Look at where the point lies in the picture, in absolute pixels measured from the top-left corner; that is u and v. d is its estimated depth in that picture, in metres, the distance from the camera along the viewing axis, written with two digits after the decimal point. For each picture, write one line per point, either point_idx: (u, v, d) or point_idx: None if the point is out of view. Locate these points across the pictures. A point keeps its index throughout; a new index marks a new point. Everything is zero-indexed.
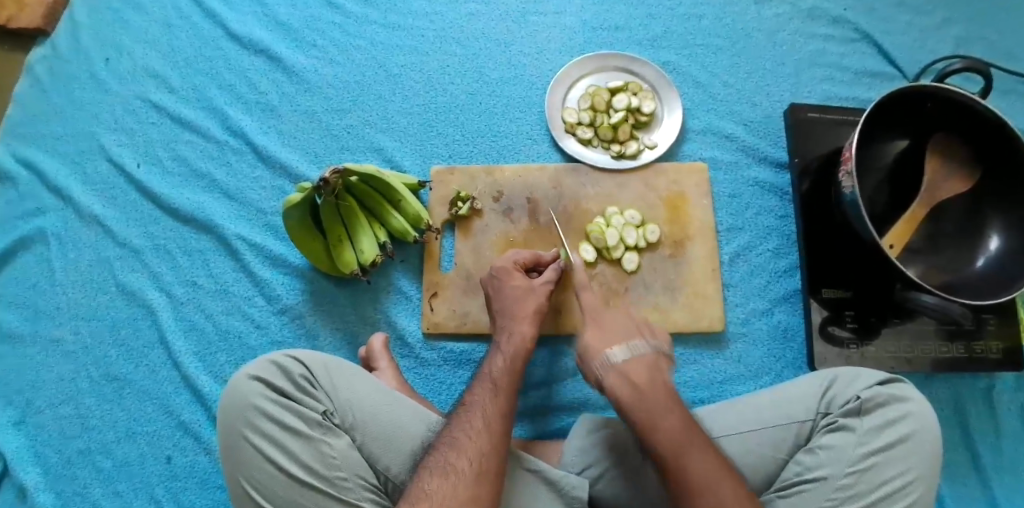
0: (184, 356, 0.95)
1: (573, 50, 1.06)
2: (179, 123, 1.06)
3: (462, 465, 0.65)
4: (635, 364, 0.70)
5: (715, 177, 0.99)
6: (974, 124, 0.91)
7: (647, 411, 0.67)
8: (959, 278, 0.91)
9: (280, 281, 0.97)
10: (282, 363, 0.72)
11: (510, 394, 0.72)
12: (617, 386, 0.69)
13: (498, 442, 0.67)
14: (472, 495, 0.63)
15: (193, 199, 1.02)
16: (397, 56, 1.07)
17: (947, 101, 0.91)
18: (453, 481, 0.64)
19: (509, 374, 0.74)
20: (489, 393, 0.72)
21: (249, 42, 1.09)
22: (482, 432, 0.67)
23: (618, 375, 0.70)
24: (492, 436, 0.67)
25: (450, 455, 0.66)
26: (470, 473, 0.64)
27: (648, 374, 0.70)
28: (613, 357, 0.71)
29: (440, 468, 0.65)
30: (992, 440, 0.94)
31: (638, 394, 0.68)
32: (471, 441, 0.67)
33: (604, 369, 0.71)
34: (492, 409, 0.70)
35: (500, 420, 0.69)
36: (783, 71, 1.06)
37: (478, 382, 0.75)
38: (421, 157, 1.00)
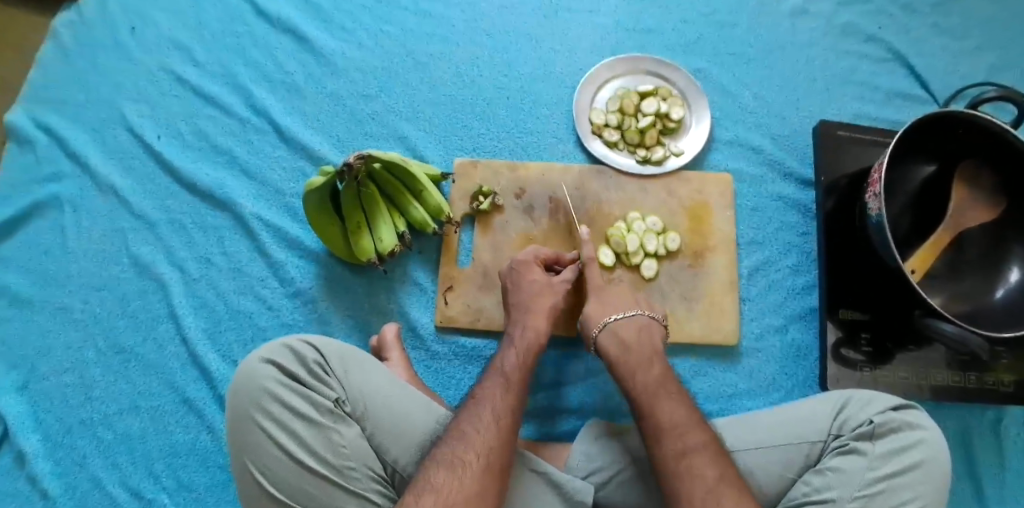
0: (194, 333, 0.94)
1: (604, 50, 1.05)
2: (202, 97, 1.05)
3: (469, 459, 0.64)
4: (628, 324, 0.79)
5: (740, 189, 0.98)
6: (1002, 153, 0.91)
7: (632, 365, 0.75)
8: (977, 308, 0.90)
9: (295, 263, 0.96)
10: (296, 348, 0.71)
11: (520, 394, 0.72)
12: (610, 345, 0.78)
13: (506, 440, 0.67)
14: (477, 489, 0.63)
15: (211, 175, 1.01)
16: (425, 45, 1.05)
17: (978, 129, 0.90)
18: (459, 473, 0.63)
19: (523, 372, 0.74)
20: (501, 387, 0.72)
21: (277, 20, 1.08)
22: (493, 426, 0.67)
23: (610, 332, 0.79)
24: (503, 435, 0.67)
25: (456, 446, 0.66)
26: (479, 468, 0.64)
27: (642, 361, 0.75)
28: (606, 317, 0.80)
29: (447, 460, 0.64)
30: (997, 473, 0.94)
31: (626, 350, 0.77)
32: (482, 434, 0.67)
33: (599, 329, 0.80)
34: (502, 404, 0.70)
35: (510, 420, 0.69)
36: (813, 88, 1.05)
37: (489, 375, 0.74)
38: (444, 149, 0.99)
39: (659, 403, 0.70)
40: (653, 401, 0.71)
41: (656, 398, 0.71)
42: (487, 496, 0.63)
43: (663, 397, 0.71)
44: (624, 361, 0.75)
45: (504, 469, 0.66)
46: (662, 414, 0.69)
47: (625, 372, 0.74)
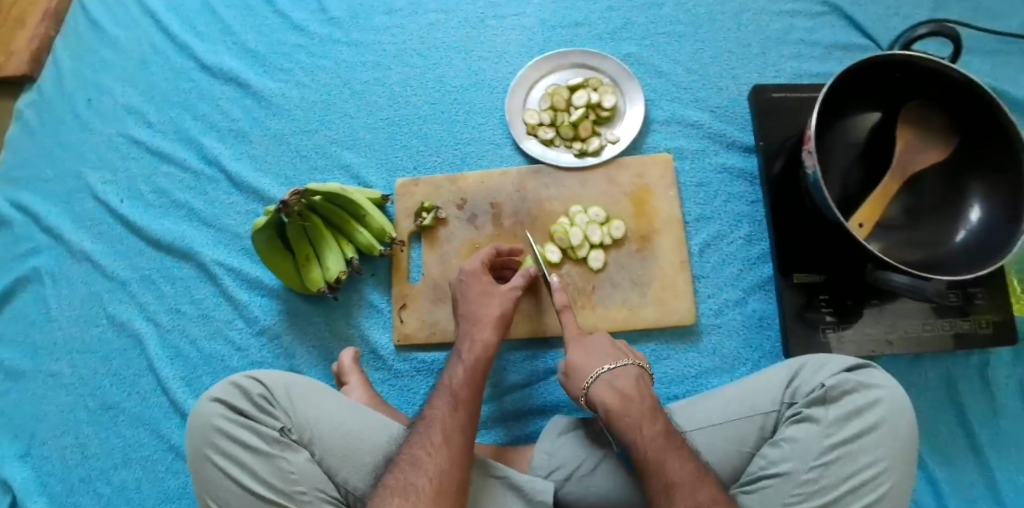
0: (172, 381, 0.98)
1: (532, 51, 1.05)
2: (158, 156, 1.10)
3: (422, 483, 0.65)
4: (624, 375, 0.75)
5: (681, 167, 0.97)
6: (946, 89, 0.86)
7: (631, 416, 0.70)
8: (939, 254, 0.87)
9: (258, 302, 0.99)
10: (241, 384, 0.77)
11: (469, 409, 0.73)
12: (608, 396, 0.73)
13: (457, 459, 0.68)
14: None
15: (173, 228, 1.05)
16: (359, 73, 1.08)
17: (915, 70, 0.86)
18: (414, 499, 0.64)
19: (471, 387, 0.75)
20: (450, 405, 0.73)
21: (219, 72, 1.12)
22: (443, 448, 0.68)
23: (609, 384, 0.74)
24: (452, 453, 0.68)
25: (407, 471, 0.67)
26: (432, 493, 0.65)
27: (614, 386, 0.73)
28: (599, 368, 0.76)
29: (400, 488, 0.65)
30: (991, 421, 0.90)
31: (628, 401, 0.71)
32: (431, 456, 0.68)
33: (592, 381, 0.75)
34: (451, 423, 0.71)
35: (457, 439, 0.69)
36: (749, 53, 1.02)
37: (437, 395, 0.75)
38: (386, 172, 1.01)
39: (637, 427, 0.69)
40: (632, 423, 0.69)
41: (635, 424, 0.69)
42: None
43: (640, 422, 0.69)
44: (604, 388, 0.74)
45: (457, 490, 0.67)
46: (645, 437, 0.68)
47: (608, 395, 0.73)
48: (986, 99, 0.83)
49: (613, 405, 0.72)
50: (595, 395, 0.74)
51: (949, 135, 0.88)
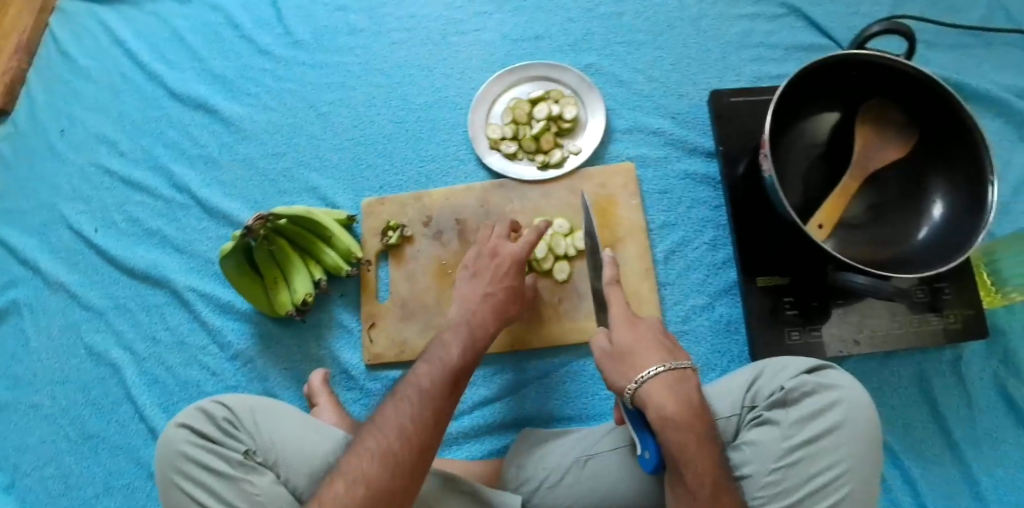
0: (149, 408, 0.99)
1: (494, 65, 1.06)
2: (131, 185, 1.11)
3: (373, 477, 0.63)
4: (690, 386, 0.69)
5: (644, 175, 0.97)
6: (903, 85, 0.84)
7: (693, 440, 0.66)
8: (901, 253, 0.85)
9: (231, 327, 1.00)
10: (207, 408, 0.78)
11: (440, 402, 0.69)
12: (670, 407, 0.67)
13: (416, 458, 0.65)
14: (373, 500, 0.62)
15: (147, 256, 1.06)
16: (325, 95, 1.09)
17: (870, 67, 0.84)
18: (359, 492, 0.62)
19: (448, 381, 0.71)
20: (422, 398, 0.68)
21: (188, 99, 1.13)
22: (404, 446, 0.65)
23: (674, 395, 0.68)
24: (409, 449, 0.65)
25: (362, 462, 0.64)
26: (379, 487, 0.62)
27: (675, 395, 0.68)
28: (659, 371, 0.69)
29: (350, 478, 0.63)
30: (965, 415, 0.88)
31: (692, 419, 0.66)
32: (388, 449, 0.64)
33: (646, 382, 0.68)
34: (417, 416, 0.67)
35: (420, 436, 0.66)
36: (709, 58, 1.02)
37: (404, 388, 0.70)
38: (353, 192, 1.02)
39: (699, 451, 0.65)
40: (692, 443, 0.65)
41: (695, 446, 0.65)
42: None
43: (699, 446, 0.66)
44: (666, 393, 0.68)
45: (407, 487, 0.64)
46: (703, 463, 0.65)
47: (672, 404, 0.67)
48: (942, 94, 0.80)
49: (678, 418, 0.66)
50: (653, 401, 0.67)
51: (913, 137, 0.85)
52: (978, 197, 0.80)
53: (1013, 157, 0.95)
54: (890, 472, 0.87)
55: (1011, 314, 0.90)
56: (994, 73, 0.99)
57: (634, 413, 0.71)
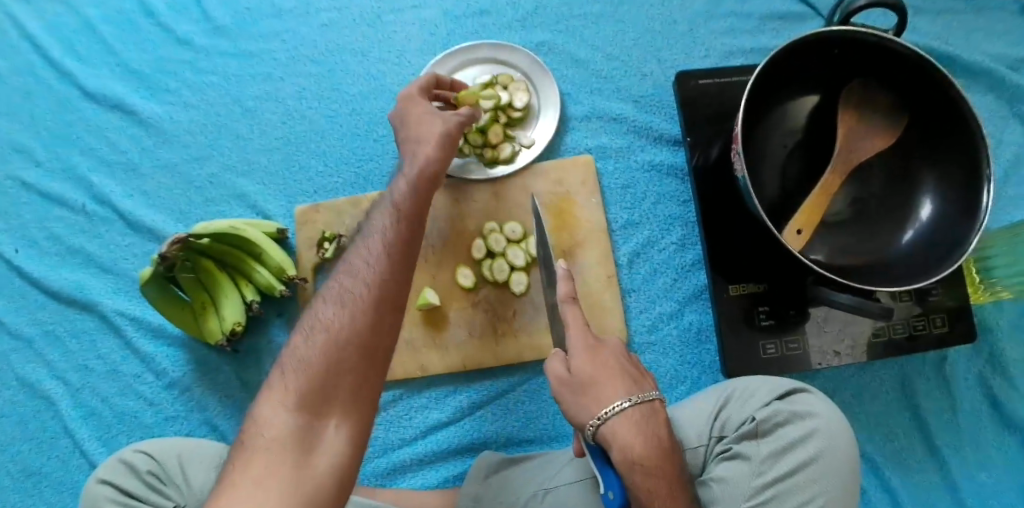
0: (88, 443, 0.91)
1: (434, 48, 0.96)
2: (48, 199, 0.99)
3: (338, 325, 0.53)
4: (654, 420, 0.60)
5: (604, 168, 0.88)
6: (892, 65, 0.70)
7: (662, 482, 0.58)
8: (882, 259, 0.72)
9: (164, 353, 0.92)
10: (130, 461, 0.72)
11: (405, 241, 0.57)
12: (637, 446, 0.57)
13: (381, 299, 0.54)
14: (333, 351, 0.52)
15: (71, 277, 0.97)
16: (250, 88, 0.98)
17: (856, 44, 0.70)
18: (320, 340, 0.53)
19: (413, 201, 0.61)
20: (387, 224, 0.58)
21: (102, 97, 1.01)
22: (362, 281, 0.55)
23: (638, 431, 0.58)
24: (372, 288, 0.54)
25: (337, 290, 0.55)
26: (344, 336, 0.53)
27: (642, 434, 0.58)
28: (621, 404, 0.58)
29: (309, 328, 0.54)
30: (950, 419, 0.82)
31: (660, 457, 0.58)
32: (358, 286, 0.55)
33: (602, 421, 0.58)
34: (376, 252, 0.56)
35: (385, 277, 0.55)
36: (674, 31, 0.91)
37: (377, 215, 0.60)
38: (285, 199, 0.94)
39: (666, 495, 0.58)
40: (663, 488, 0.58)
41: (666, 493, 0.58)
42: (349, 364, 0.52)
43: (668, 490, 0.58)
44: (633, 432, 0.58)
45: (377, 334, 0.54)
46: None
47: (640, 445, 0.57)
48: (939, 77, 0.67)
49: (648, 463, 0.57)
50: (611, 440, 0.57)
51: (901, 129, 0.72)
52: (973, 204, 0.68)
53: (1004, 135, 0.86)
54: (869, 482, 0.81)
55: (1000, 309, 0.83)
56: (987, 40, 0.88)
57: (594, 446, 0.59)
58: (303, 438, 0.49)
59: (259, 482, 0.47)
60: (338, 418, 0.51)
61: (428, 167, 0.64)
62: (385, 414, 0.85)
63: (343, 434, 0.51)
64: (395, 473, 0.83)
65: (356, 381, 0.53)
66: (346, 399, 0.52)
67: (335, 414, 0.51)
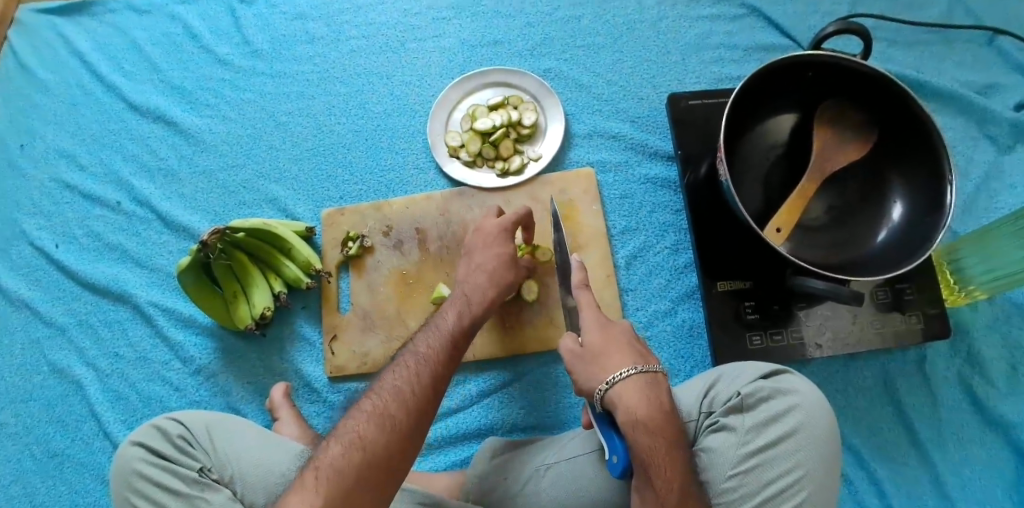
0: (113, 425, 0.96)
1: (453, 71, 1.06)
2: (91, 200, 1.08)
3: (369, 439, 0.61)
4: (656, 389, 0.65)
5: (604, 180, 0.97)
6: (862, 85, 0.80)
7: (663, 446, 0.62)
8: (856, 257, 0.81)
9: (192, 342, 0.99)
10: (162, 426, 0.77)
11: (433, 384, 0.66)
12: (637, 408, 0.63)
13: (413, 421, 0.63)
14: (367, 463, 0.60)
15: (107, 271, 1.04)
16: (283, 105, 1.09)
17: (828, 68, 0.80)
18: (355, 457, 0.60)
19: (446, 354, 0.69)
20: (419, 366, 0.67)
21: (147, 110, 1.11)
22: (399, 405, 0.63)
23: (642, 396, 0.64)
24: (407, 413, 0.63)
25: (360, 417, 0.63)
26: (373, 454, 0.60)
27: (648, 398, 0.64)
28: (625, 370, 0.65)
29: (347, 439, 0.61)
30: (929, 413, 0.88)
31: (661, 420, 0.63)
32: (384, 411, 0.62)
33: (609, 387, 0.65)
34: (408, 401, 0.64)
35: (418, 399, 0.64)
36: (669, 60, 1.02)
37: (404, 356, 0.69)
38: (312, 203, 1.03)
39: (667, 457, 0.62)
40: (662, 449, 0.62)
41: (666, 454, 0.62)
42: (383, 442, 0.61)
43: (669, 453, 0.62)
44: (638, 397, 0.64)
45: (411, 415, 0.63)
46: (669, 472, 0.61)
47: (643, 408, 0.63)
48: (902, 94, 0.76)
49: (651, 423, 0.63)
50: (619, 402, 0.64)
51: (873, 140, 0.81)
52: (938, 203, 0.76)
53: (974, 154, 0.95)
54: (856, 473, 0.86)
55: (974, 311, 0.90)
56: (951, 73, 0.99)
57: (602, 414, 0.67)
58: None
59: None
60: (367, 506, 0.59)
61: (464, 325, 0.73)
62: None
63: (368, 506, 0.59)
64: None
65: (392, 440, 0.61)
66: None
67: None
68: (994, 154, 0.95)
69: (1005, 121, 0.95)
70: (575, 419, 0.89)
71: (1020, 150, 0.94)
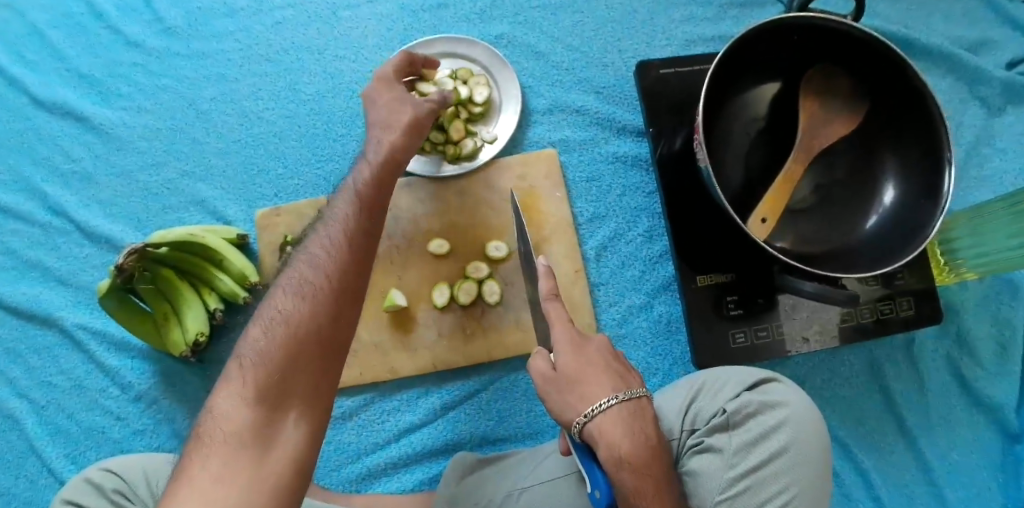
0: (55, 461, 0.89)
1: (392, 42, 0.93)
2: (1, 211, 0.96)
3: (295, 316, 0.52)
4: (639, 418, 0.59)
5: (569, 162, 0.87)
6: (853, 51, 0.69)
7: (649, 483, 0.57)
8: (843, 247, 0.72)
9: (129, 366, 0.90)
10: (95, 480, 0.71)
11: (354, 251, 0.56)
12: (623, 443, 0.57)
13: (343, 291, 0.54)
14: (293, 346, 0.51)
15: (28, 293, 0.93)
16: (204, 90, 0.96)
17: (816, 31, 0.69)
18: (279, 334, 0.51)
19: (367, 212, 0.59)
20: (342, 230, 0.57)
21: (53, 105, 0.97)
22: (325, 274, 0.54)
23: (626, 429, 0.58)
24: (334, 284, 0.54)
25: (282, 296, 0.53)
26: (301, 329, 0.51)
27: (630, 431, 0.58)
28: (606, 400, 0.58)
29: (268, 320, 0.52)
30: (918, 398, 0.82)
31: (647, 452, 0.58)
32: (310, 283, 0.53)
33: (585, 422, 0.58)
34: (328, 267, 0.54)
35: (345, 266, 0.55)
36: (634, 20, 0.90)
37: (319, 226, 0.59)
38: (244, 203, 0.92)
39: (653, 496, 0.57)
40: (647, 488, 0.57)
41: (653, 493, 0.57)
42: (316, 324, 0.52)
43: (655, 490, 0.58)
44: (620, 430, 0.57)
45: (344, 287, 0.54)
46: None
47: (626, 444, 0.57)
48: (898, 62, 0.66)
49: (634, 461, 0.57)
50: (598, 439, 0.57)
51: (864, 114, 0.71)
52: (933, 188, 0.67)
53: (965, 117, 0.86)
54: (843, 466, 0.81)
55: (963, 289, 0.84)
56: (947, 22, 0.88)
57: (580, 445, 0.59)
58: (261, 430, 0.47)
59: (229, 450, 0.45)
60: (298, 410, 0.49)
61: (385, 179, 0.62)
62: (358, 419, 0.84)
63: (301, 429, 0.48)
64: (371, 477, 0.82)
65: (326, 318, 0.52)
66: (305, 390, 0.50)
67: (295, 409, 0.49)
68: (986, 117, 0.86)
69: (996, 80, 0.85)
70: (549, 429, 0.83)
71: (1011, 113, 0.85)
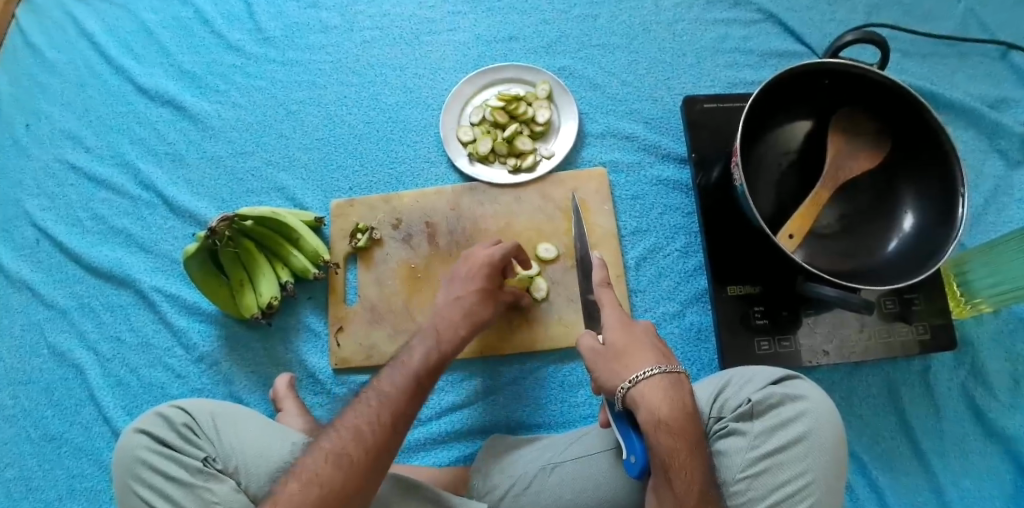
0: (113, 411, 0.95)
1: (467, 65, 1.06)
2: (95, 182, 1.07)
3: (326, 476, 0.60)
4: (678, 392, 0.64)
5: (616, 180, 0.97)
6: (876, 96, 0.80)
7: (687, 449, 0.62)
8: (866, 266, 0.81)
9: (196, 328, 0.98)
10: (167, 414, 0.77)
11: (392, 423, 0.65)
12: (661, 407, 0.62)
13: (373, 459, 0.62)
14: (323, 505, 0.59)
15: (111, 255, 1.03)
16: (294, 93, 1.08)
17: (845, 77, 0.80)
18: (313, 494, 0.59)
19: (411, 390, 0.69)
20: (381, 405, 0.66)
21: (155, 94, 1.10)
22: (360, 445, 0.62)
23: (666, 396, 0.63)
24: (366, 452, 0.62)
25: (317, 455, 0.62)
26: (331, 489, 0.59)
27: (670, 398, 0.63)
28: (647, 369, 0.64)
29: (304, 476, 0.60)
30: (933, 424, 0.88)
31: (683, 421, 0.63)
32: (342, 450, 0.62)
33: (628, 389, 0.64)
34: (365, 439, 0.63)
35: (378, 436, 0.63)
36: (684, 62, 1.02)
37: (367, 393, 0.68)
38: (321, 193, 1.02)
39: (689, 457, 0.61)
40: (683, 450, 0.62)
41: (687, 455, 0.61)
42: (343, 483, 0.60)
43: (690, 454, 0.62)
44: (661, 397, 0.63)
45: (376, 457, 0.62)
46: (690, 473, 0.61)
47: (665, 408, 0.62)
48: (917, 105, 0.76)
49: (673, 424, 0.62)
50: (640, 402, 0.63)
51: (887, 150, 0.81)
52: (948, 217, 0.76)
53: (984, 169, 0.95)
54: (858, 481, 0.86)
55: (979, 323, 0.90)
56: (966, 85, 0.99)
57: (621, 413, 0.66)
58: None
59: None
60: None
61: (433, 359, 0.72)
62: None
63: None
64: (409, 450, 0.88)
65: (355, 482, 0.61)
66: None
67: None
68: (1004, 168, 0.95)
69: (1015, 135, 0.95)
70: (580, 419, 0.89)
71: None
